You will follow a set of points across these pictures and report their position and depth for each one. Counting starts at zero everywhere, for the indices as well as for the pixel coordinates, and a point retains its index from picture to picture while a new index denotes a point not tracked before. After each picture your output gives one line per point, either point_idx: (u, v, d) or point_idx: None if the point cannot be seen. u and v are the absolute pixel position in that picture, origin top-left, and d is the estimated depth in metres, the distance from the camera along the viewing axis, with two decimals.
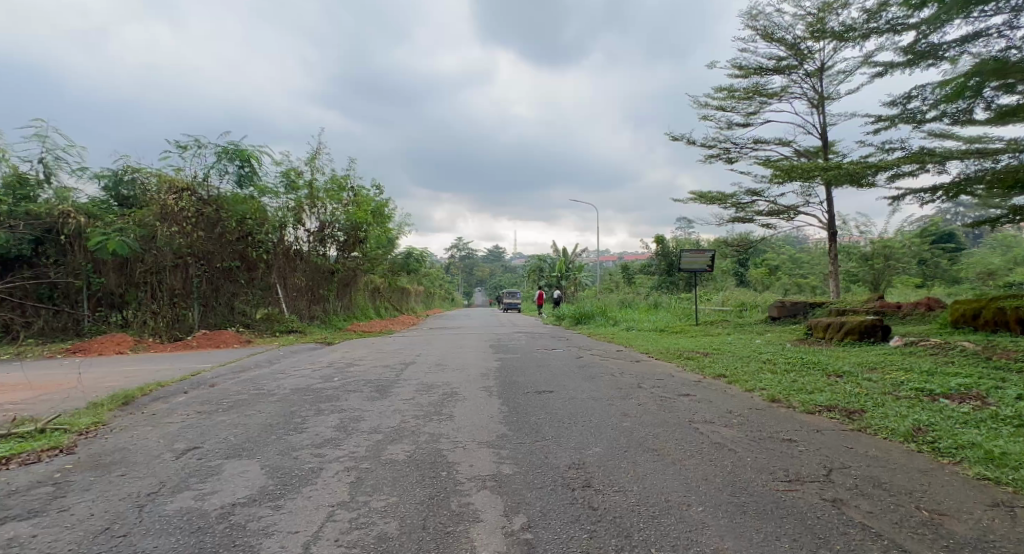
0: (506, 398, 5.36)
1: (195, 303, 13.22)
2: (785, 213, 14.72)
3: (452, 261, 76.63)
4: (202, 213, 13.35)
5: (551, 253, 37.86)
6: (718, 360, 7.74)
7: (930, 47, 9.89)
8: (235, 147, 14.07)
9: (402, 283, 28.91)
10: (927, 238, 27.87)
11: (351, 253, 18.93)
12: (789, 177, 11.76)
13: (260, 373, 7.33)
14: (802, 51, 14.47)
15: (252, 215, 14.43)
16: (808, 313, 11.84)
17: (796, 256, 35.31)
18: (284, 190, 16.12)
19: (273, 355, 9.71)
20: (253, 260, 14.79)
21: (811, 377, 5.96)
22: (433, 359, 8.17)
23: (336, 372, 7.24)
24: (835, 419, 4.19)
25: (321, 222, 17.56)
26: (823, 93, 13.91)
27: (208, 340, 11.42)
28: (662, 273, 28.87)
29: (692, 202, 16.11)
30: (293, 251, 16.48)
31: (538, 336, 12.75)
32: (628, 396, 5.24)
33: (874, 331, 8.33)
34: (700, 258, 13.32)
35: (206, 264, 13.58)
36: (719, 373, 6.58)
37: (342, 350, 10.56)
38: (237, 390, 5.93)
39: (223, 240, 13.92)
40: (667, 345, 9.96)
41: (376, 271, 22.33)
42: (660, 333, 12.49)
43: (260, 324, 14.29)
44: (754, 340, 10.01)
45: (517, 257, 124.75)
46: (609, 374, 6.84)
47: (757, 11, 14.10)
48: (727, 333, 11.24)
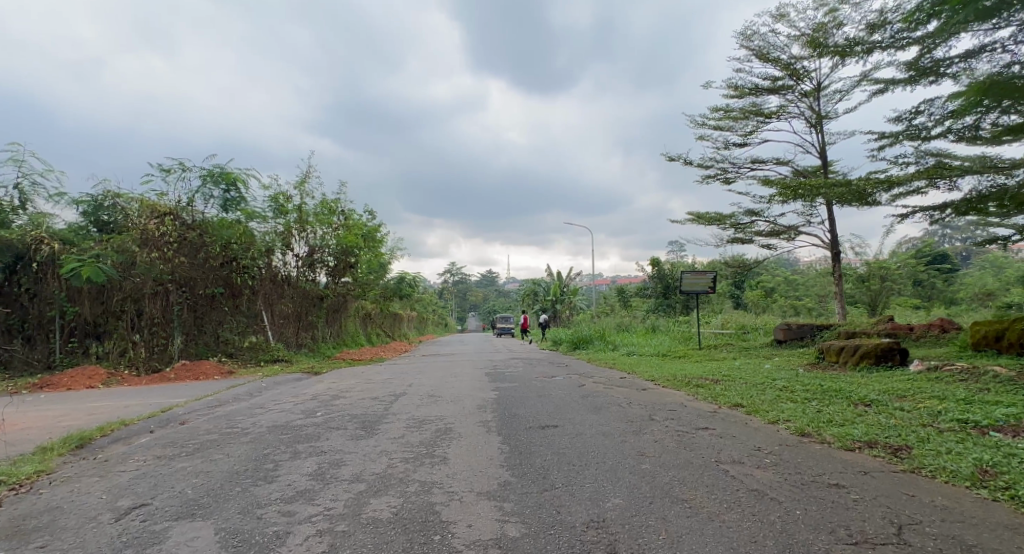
0: (506, 434, 4.82)
1: (175, 331, 12.61)
2: (785, 233, 14.36)
3: (445, 286, 76.13)
4: (185, 238, 12.89)
5: (545, 277, 37.46)
6: (730, 388, 7.25)
7: (934, 62, 9.61)
8: (221, 170, 13.65)
9: (394, 309, 28.33)
10: (924, 259, 27.69)
11: (341, 279, 18.45)
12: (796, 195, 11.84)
13: (238, 408, 6.77)
14: (798, 71, 14.03)
15: (237, 239, 13.93)
16: (816, 335, 11.41)
17: (791, 278, 35.08)
18: (272, 214, 15.70)
19: (255, 388, 9.13)
20: (238, 286, 14.25)
21: (836, 407, 5.48)
22: (425, 390, 7.64)
23: (319, 406, 6.68)
24: (879, 457, 3.70)
25: (310, 246, 17.11)
26: (821, 111, 13.39)
27: (187, 372, 10.88)
28: (659, 296, 28.48)
29: (690, 223, 15.76)
30: (281, 276, 15.95)
31: (536, 363, 12.21)
32: (641, 432, 4.74)
33: (892, 354, 7.88)
34: (702, 279, 12.90)
35: (188, 291, 13.04)
36: (736, 403, 6.06)
37: (330, 380, 10.00)
38: (208, 429, 5.37)
39: (207, 266, 13.40)
40: (673, 371, 9.47)
41: (367, 296, 21.79)
42: (662, 358, 11.99)
43: (245, 354, 13.70)
44: (763, 364, 9.54)
45: (511, 282, 124.34)
46: (615, 404, 6.32)
47: (752, 31, 13.84)
48: (733, 357, 10.77)
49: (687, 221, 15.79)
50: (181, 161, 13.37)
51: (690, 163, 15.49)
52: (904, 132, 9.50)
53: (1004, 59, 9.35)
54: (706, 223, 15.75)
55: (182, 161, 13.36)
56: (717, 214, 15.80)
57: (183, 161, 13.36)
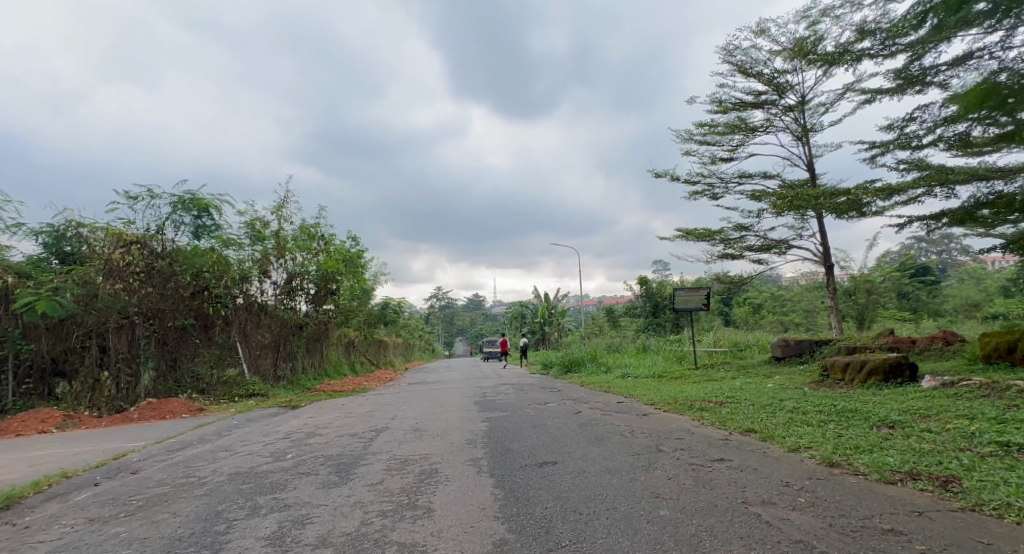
0: (499, 475, 4.28)
1: (141, 367, 11.91)
2: (776, 247, 14.06)
3: (432, 311, 75.36)
4: (154, 268, 12.30)
5: (533, 299, 37.01)
6: (736, 410, 6.77)
7: (921, 71, 8.92)
8: (192, 196, 13.10)
9: (379, 335, 27.61)
10: (908, 271, 27.69)
11: (322, 306, 17.84)
12: (791, 205, 12.36)
13: (203, 452, 6.17)
14: (782, 85, 13.54)
15: (210, 267, 13.30)
16: (816, 351, 11.02)
17: (778, 293, 35.00)
18: (248, 241, 15.12)
19: (226, 426, 8.49)
20: (210, 317, 13.55)
21: (858, 429, 5.01)
22: (409, 423, 7.08)
23: (292, 446, 6.09)
24: (928, 492, 3.23)
25: (289, 273, 16.54)
26: (807, 124, 13.02)
27: (152, 411, 10.28)
28: (648, 315, 28.13)
29: (679, 240, 15.48)
30: (258, 305, 15.28)
31: (526, 389, 11.65)
32: (650, 467, 4.23)
33: (901, 370, 7.47)
34: (695, 296, 12.52)
35: (156, 324, 12.36)
36: (747, 428, 5.57)
37: (308, 415, 9.37)
38: (161, 481, 4.78)
39: (176, 296, 12.73)
40: (672, 393, 8.99)
41: (350, 323, 21.12)
42: (658, 379, 11.51)
43: (218, 389, 12.98)
44: (764, 384, 9.09)
45: (497, 305, 123.83)
46: (616, 433, 5.80)
47: (733, 46, 13.50)
48: (732, 377, 10.32)
49: (676, 238, 15.51)
50: (149, 188, 12.84)
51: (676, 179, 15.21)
52: (894, 141, 9.18)
53: (993, 65, 8.77)
54: (695, 239, 15.44)
55: (150, 188, 12.83)
56: (707, 230, 15.51)
57: (151, 188, 12.82)
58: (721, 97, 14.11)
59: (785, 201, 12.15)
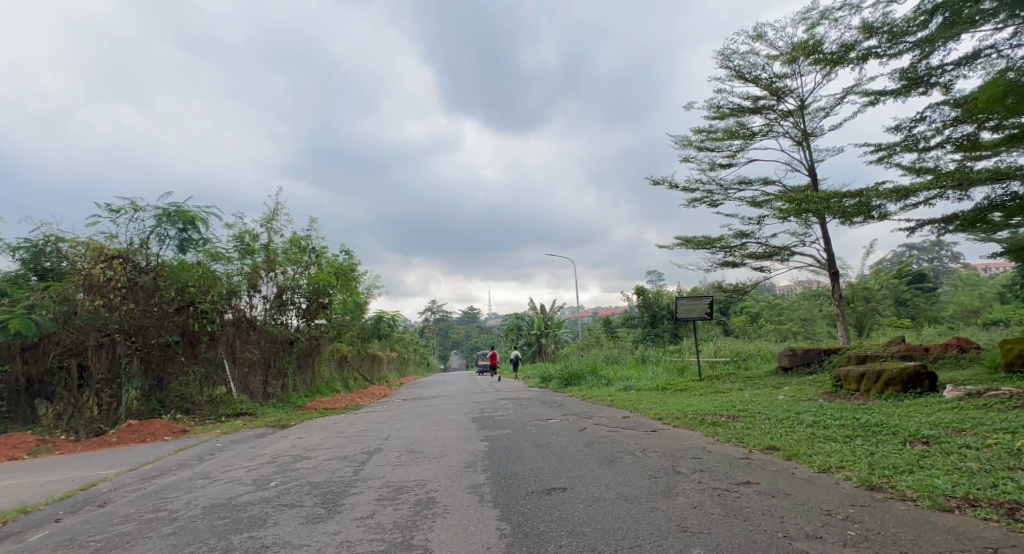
0: (504, 505, 3.85)
1: (123, 388, 11.43)
2: (778, 254, 13.75)
3: (426, 324, 74.77)
4: (136, 284, 11.86)
5: (528, 311, 36.60)
6: (752, 425, 6.37)
7: (928, 71, 8.22)
8: (177, 208, 12.69)
9: (373, 350, 27.12)
10: (906, 277, 27.49)
11: (313, 320, 17.38)
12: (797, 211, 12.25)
13: (180, 481, 5.73)
14: (781, 90, 13.24)
15: (195, 282, 12.82)
16: (824, 360, 10.66)
17: (775, 302, 34.77)
18: (237, 255, 14.68)
19: (210, 450, 8.05)
20: (195, 333, 13.04)
21: (890, 445, 4.60)
22: (403, 444, 6.65)
23: (276, 472, 5.67)
24: (995, 523, 2.83)
25: (279, 287, 16.10)
26: (807, 129, 12.70)
27: (133, 434, 9.80)
28: (645, 325, 27.77)
29: (679, 248, 15.18)
30: (247, 320, 14.79)
31: (525, 403, 11.23)
32: (671, 493, 3.82)
33: (920, 380, 7.08)
34: (698, 304, 12.17)
35: (139, 342, 11.87)
36: (769, 445, 5.16)
37: (297, 435, 8.93)
38: (129, 519, 4.35)
39: (160, 313, 12.25)
40: (679, 407, 8.58)
41: (343, 338, 20.65)
42: (661, 391, 11.11)
43: (204, 408, 12.47)
44: (775, 395, 8.71)
45: (492, 318, 123.28)
46: (627, 453, 5.39)
47: (731, 51, 13.24)
48: (739, 389, 9.95)
49: (675, 246, 15.21)
50: (132, 201, 12.43)
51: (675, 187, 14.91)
52: (901, 143, 8.58)
53: (1002, 63, 8.21)
54: (695, 247, 15.12)
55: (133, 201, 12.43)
56: (706, 238, 15.21)
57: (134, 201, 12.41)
58: (718, 102, 13.84)
59: (793, 206, 12.09)
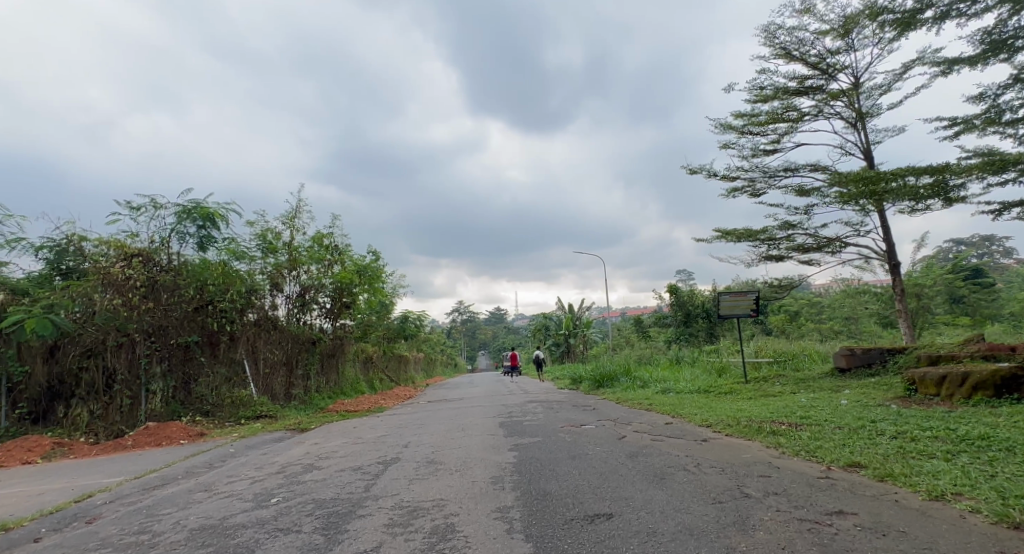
0: (538, 537, 3.14)
1: (142, 389, 11.05)
2: (828, 245, 12.73)
3: (454, 325, 74.58)
4: (156, 282, 11.54)
5: (557, 310, 35.82)
6: (821, 434, 5.53)
7: (1013, 32, 7.26)
8: (197, 205, 12.40)
9: (400, 350, 26.74)
10: (960, 274, 25.78)
11: (337, 320, 16.99)
12: (856, 196, 11.23)
13: (177, 495, 5.17)
14: (830, 68, 12.39)
15: (215, 280, 12.38)
16: (887, 360, 9.68)
17: (815, 300, 33.31)
18: (259, 253, 14.36)
19: (221, 456, 7.53)
20: (215, 334, 12.57)
21: (1011, 465, 3.74)
22: (423, 454, 6.00)
23: (280, 486, 5.06)
24: None
25: (302, 286, 15.73)
26: (862, 109, 11.76)
27: (149, 437, 9.32)
28: (679, 325, 26.67)
29: (717, 241, 14.28)
30: (269, 319, 14.28)
31: (556, 407, 10.48)
32: (748, 526, 3.05)
33: (1017, 384, 6.18)
34: (743, 300, 11.27)
35: (157, 342, 11.47)
36: (853, 461, 4.33)
37: (314, 441, 8.37)
38: (106, 545, 3.78)
39: (180, 312, 11.85)
40: (728, 412, 7.75)
41: (368, 338, 20.24)
42: (704, 395, 10.24)
43: (224, 410, 12.04)
44: (836, 400, 7.82)
45: (519, 319, 122.70)
46: (679, 468, 4.63)
47: (774, 29, 12.40)
48: (793, 393, 9.01)
49: (714, 238, 14.31)
50: (151, 198, 12.16)
51: (713, 176, 14.02)
52: (980, 116, 7.61)
53: None
54: (736, 240, 14.19)
55: (153, 198, 12.15)
56: (748, 230, 14.27)
57: (154, 198, 12.14)
58: (762, 83, 12.94)
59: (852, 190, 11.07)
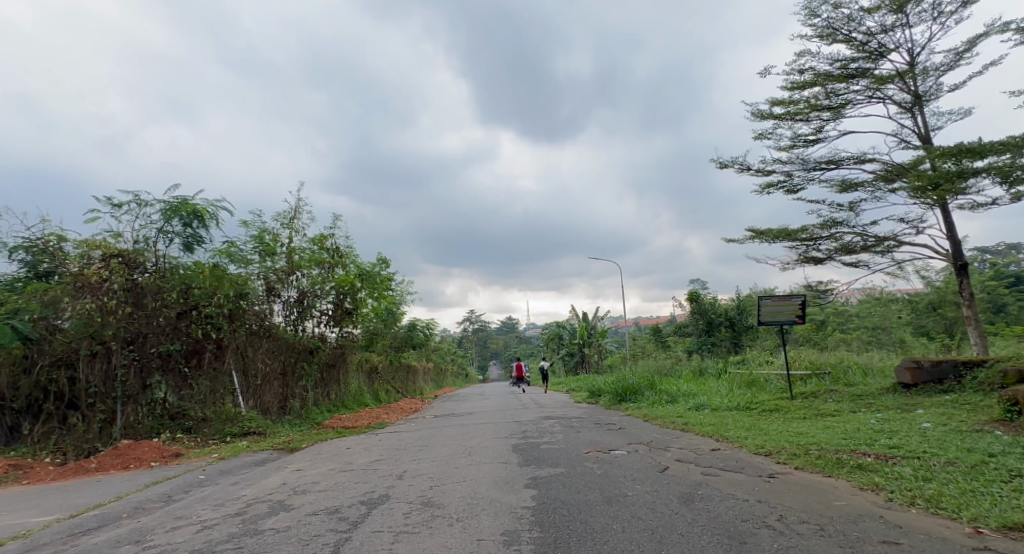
0: None
1: (117, 404, 9.92)
2: (879, 245, 11.45)
3: (464, 335, 73.44)
4: (136, 285, 10.49)
5: (570, 318, 34.56)
6: (932, 472, 4.27)
7: None
8: (184, 201, 11.45)
9: (406, 360, 25.62)
10: (1001, 281, 24.15)
11: (337, 327, 15.94)
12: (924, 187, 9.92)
13: (100, 547, 4.00)
14: (875, 52, 11.44)
15: (201, 282, 11.24)
16: (962, 375, 8.42)
17: (841, 308, 31.79)
18: (255, 255, 13.39)
19: (186, 486, 6.35)
20: (201, 343, 11.37)
21: None
22: (418, 493, 4.82)
23: (230, 538, 3.88)
24: None
25: (301, 291, 14.69)
26: (918, 92, 10.62)
27: (116, 459, 8.15)
28: (700, 334, 25.28)
29: (751, 242, 13.05)
30: (264, 325, 13.09)
31: (577, 426, 9.26)
32: None
33: None
34: (787, 305, 10.03)
35: (136, 350, 10.35)
36: (1011, 520, 3.10)
37: (299, 465, 7.23)
38: None
39: (162, 316, 10.72)
40: (786, 436, 6.50)
41: (371, 347, 19.14)
42: (747, 413, 8.97)
43: (208, 426, 10.89)
44: (915, 423, 6.53)
45: (531, 329, 121.36)
46: (760, 526, 3.40)
47: (813, 9, 11.58)
48: (856, 413, 7.70)
49: (746, 239, 13.08)
50: (135, 193, 11.16)
51: (746, 171, 12.82)
52: None
53: None
54: (771, 240, 12.93)
55: (136, 193, 11.16)
56: (784, 230, 13.02)
57: (137, 193, 11.15)
58: (802, 67, 11.87)
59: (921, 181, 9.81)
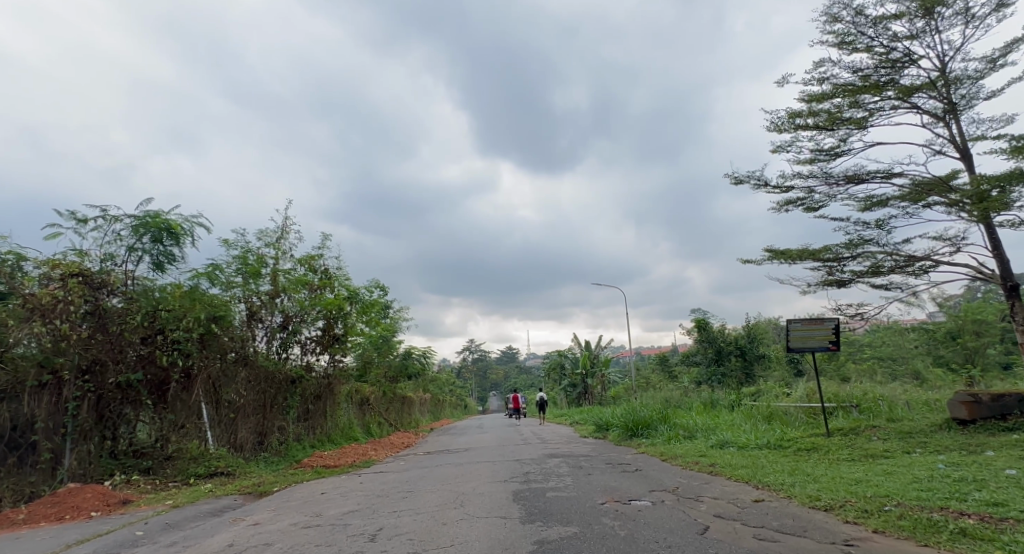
0: None
1: (66, 441, 8.81)
2: (913, 266, 10.46)
3: (464, 364, 72.03)
4: (96, 309, 9.43)
5: (573, 348, 33.39)
6: None
7: None
8: (156, 217, 10.49)
9: (402, 391, 24.40)
10: None
11: (323, 355, 14.85)
12: (984, 205, 8.87)
13: None
14: (902, 59, 10.59)
15: (169, 306, 10.17)
16: None
17: (854, 339, 30.60)
18: (235, 276, 12.43)
19: (115, 547, 5.25)
20: (168, 373, 10.24)
21: None
22: None
23: None
24: None
25: (286, 315, 13.66)
26: (953, 100, 9.71)
27: (51, 509, 7.00)
28: (709, 364, 24.07)
29: (768, 262, 12.11)
30: (244, 354, 12.01)
31: (586, 467, 8.14)
32: None
33: None
34: (820, 330, 9.02)
35: (93, 381, 9.26)
36: None
37: (258, 517, 6.12)
38: None
39: (124, 343, 9.66)
40: (842, 484, 5.41)
41: (362, 377, 17.98)
42: (780, 453, 7.84)
43: (168, 469, 9.77)
44: (999, 470, 5.43)
45: (531, 359, 119.74)
46: None
47: (834, 15, 10.82)
48: (914, 456, 6.60)
49: (764, 260, 12.13)
50: (101, 207, 10.18)
51: (762, 186, 11.96)
52: None
53: None
54: (791, 261, 11.97)
55: (103, 207, 10.18)
56: (805, 250, 12.07)
57: (104, 207, 10.17)
58: (823, 76, 10.98)
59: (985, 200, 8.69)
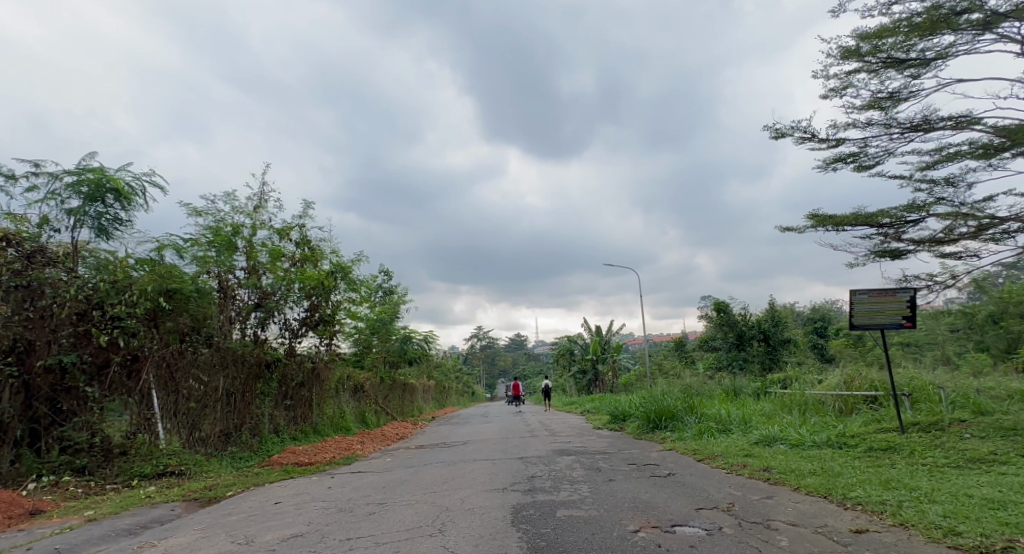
0: None
1: None
2: (998, 229, 8.70)
3: (471, 351, 70.92)
4: (20, 281, 7.89)
5: (583, 332, 31.88)
6: None
7: None
8: (96, 174, 8.95)
9: (402, 377, 23.00)
10: None
11: (306, 336, 13.34)
12: None
13: None
14: None
15: (111, 279, 8.64)
16: None
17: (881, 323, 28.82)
18: (203, 245, 10.89)
19: None
20: (112, 355, 8.76)
21: None
22: None
23: None
24: None
25: (262, 292, 12.12)
26: None
27: None
28: (730, 348, 22.43)
29: (813, 227, 10.43)
30: (211, 335, 10.52)
31: (607, 470, 6.58)
32: None
33: None
34: (891, 303, 7.39)
35: (16, 364, 7.80)
36: None
37: (173, 542, 4.60)
38: None
39: (55, 321, 8.16)
40: (977, 508, 3.81)
41: (354, 361, 16.50)
42: (849, 454, 6.24)
43: (109, 468, 8.36)
44: None
45: (539, 346, 118.56)
46: None
47: None
48: None
49: (808, 226, 10.45)
50: (33, 159, 8.66)
51: (810, 138, 10.22)
52: None
53: None
54: (841, 227, 10.27)
55: (34, 159, 8.65)
56: (857, 214, 10.35)
57: (35, 159, 8.64)
58: (888, 2, 9.14)
59: None
